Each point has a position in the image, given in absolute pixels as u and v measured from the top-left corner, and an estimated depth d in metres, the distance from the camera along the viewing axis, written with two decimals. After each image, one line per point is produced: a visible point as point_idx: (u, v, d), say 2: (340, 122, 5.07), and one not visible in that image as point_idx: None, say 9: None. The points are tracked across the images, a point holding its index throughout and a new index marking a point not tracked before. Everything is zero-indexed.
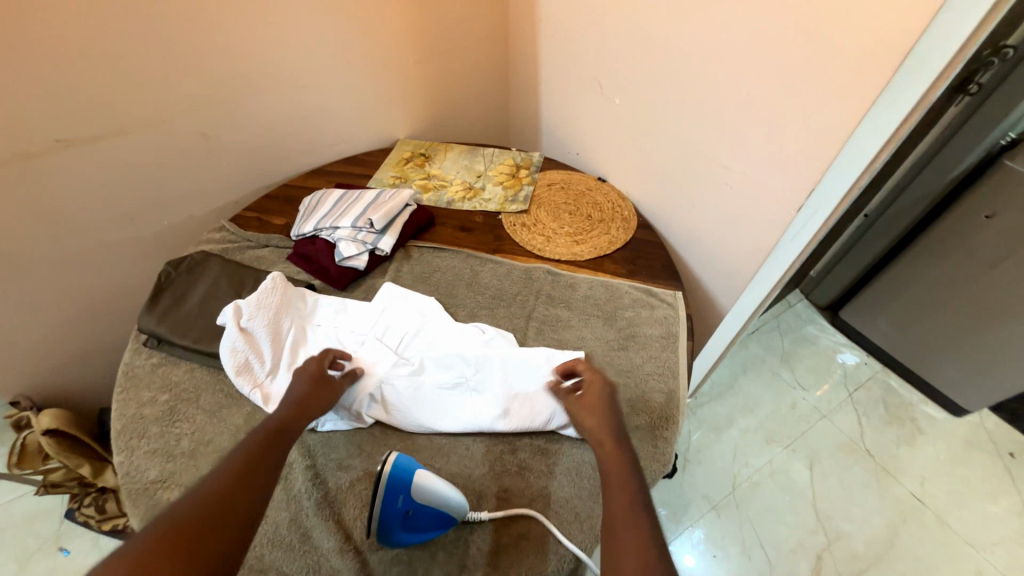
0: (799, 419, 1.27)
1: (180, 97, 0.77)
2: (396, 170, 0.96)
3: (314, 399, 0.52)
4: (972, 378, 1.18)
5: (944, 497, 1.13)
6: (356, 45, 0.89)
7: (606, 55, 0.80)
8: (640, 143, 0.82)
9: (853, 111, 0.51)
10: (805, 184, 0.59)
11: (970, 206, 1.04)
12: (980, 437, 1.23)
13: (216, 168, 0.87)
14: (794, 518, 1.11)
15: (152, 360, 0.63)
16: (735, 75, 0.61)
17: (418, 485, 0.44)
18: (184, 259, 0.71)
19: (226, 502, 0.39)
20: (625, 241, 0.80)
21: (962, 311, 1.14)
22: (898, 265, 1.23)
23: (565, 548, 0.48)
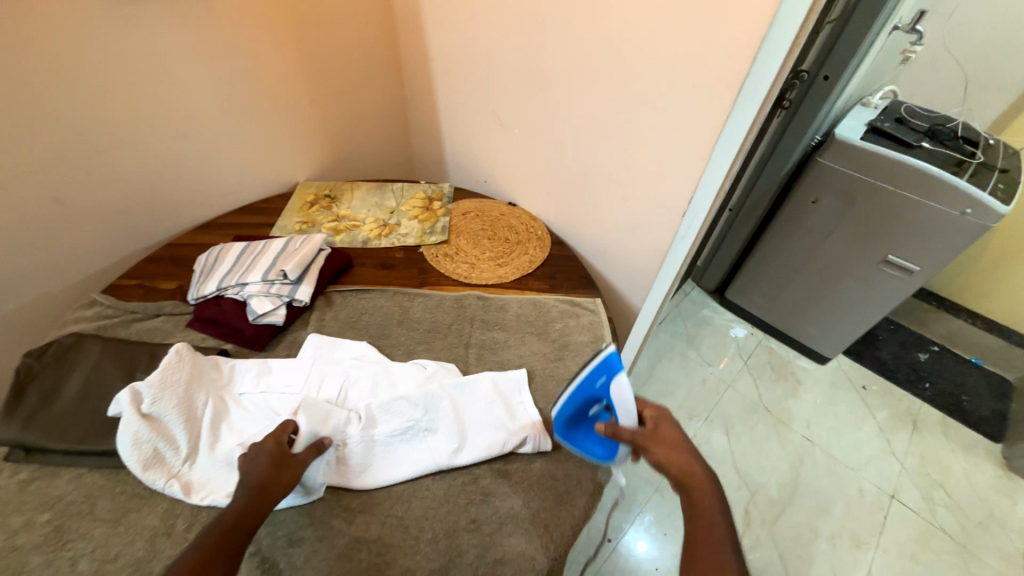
0: (710, 392, 1.44)
1: (21, 159, 0.66)
2: (301, 215, 0.91)
3: (275, 474, 0.46)
4: (827, 332, 1.45)
5: (826, 433, 1.36)
6: (238, 89, 0.84)
7: (499, 91, 0.86)
8: (542, 167, 0.88)
9: (709, 131, 0.62)
10: (684, 193, 0.70)
11: (801, 194, 1.30)
12: (841, 377, 1.51)
13: (76, 234, 0.75)
14: (722, 481, 1.24)
15: (20, 476, 0.52)
16: (614, 106, 0.70)
17: (615, 384, 0.49)
18: (49, 345, 0.60)
19: None
20: (544, 258, 0.86)
21: (810, 279, 1.40)
22: (760, 249, 1.47)
23: (541, 562, 0.49)
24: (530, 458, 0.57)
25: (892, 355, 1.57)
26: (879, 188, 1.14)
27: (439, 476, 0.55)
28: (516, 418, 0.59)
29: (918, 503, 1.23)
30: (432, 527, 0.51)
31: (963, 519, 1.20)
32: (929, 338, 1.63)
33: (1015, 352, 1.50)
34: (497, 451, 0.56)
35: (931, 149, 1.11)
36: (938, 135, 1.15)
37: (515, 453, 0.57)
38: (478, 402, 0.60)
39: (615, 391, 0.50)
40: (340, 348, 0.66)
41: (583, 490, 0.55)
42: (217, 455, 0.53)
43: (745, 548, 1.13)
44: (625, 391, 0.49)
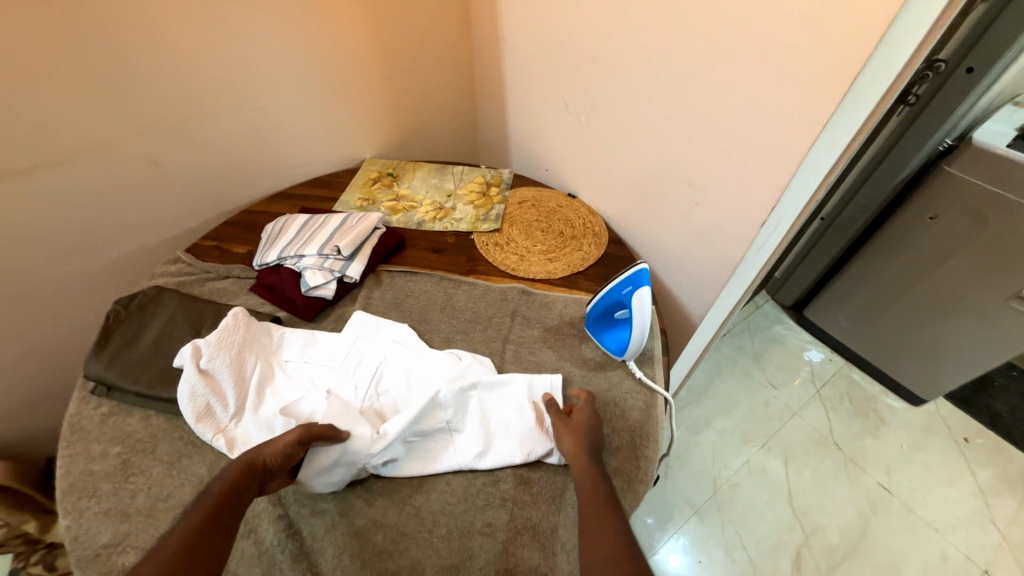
0: (772, 417, 1.31)
1: (127, 123, 0.73)
2: (363, 191, 0.93)
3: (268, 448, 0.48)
4: (927, 370, 1.25)
5: (909, 484, 1.18)
6: (316, 64, 0.86)
7: (569, 74, 0.81)
8: (609, 159, 0.82)
9: (808, 129, 0.53)
10: (767, 200, 0.61)
11: (916, 207, 1.11)
12: (937, 424, 1.30)
13: (169, 195, 0.83)
14: (771, 516, 1.14)
15: (102, 409, 0.59)
16: (696, 96, 0.63)
17: (639, 296, 0.56)
18: (136, 295, 0.67)
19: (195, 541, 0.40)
20: (598, 256, 0.81)
21: (913, 307, 1.21)
22: (853, 266, 1.29)
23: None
24: (555, 469, 0.55)
25: (1010, 407, 1.32)
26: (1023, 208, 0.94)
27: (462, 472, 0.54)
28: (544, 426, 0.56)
29: None
30: (446, 523, 0.50)
31: None
32: None
33: None
34: (519, 458, 0.54)
35: None
36: None
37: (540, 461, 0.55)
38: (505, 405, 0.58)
39: (637, 301, 0.57)
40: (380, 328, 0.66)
41: None
42: (259, 419, 0.56)
43: None
44: (645, 304, 0.56)
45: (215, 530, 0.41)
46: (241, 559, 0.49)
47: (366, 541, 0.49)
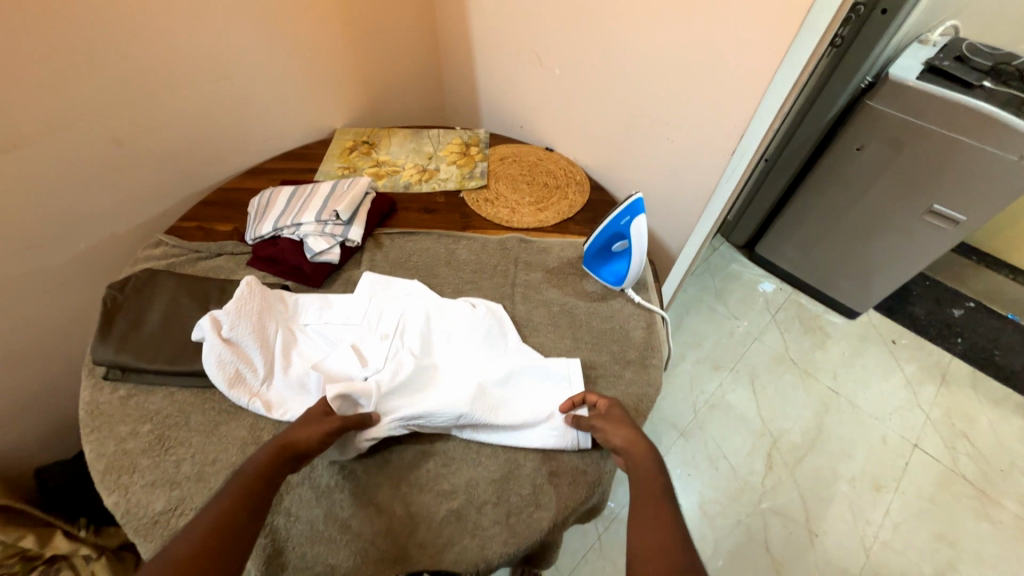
0: (737, 344, 1.46)
1: (85, 98, 0.68)
2: (342, 161, 0.92)
3: (298, 432, 0.48)
4: (862, 287, 1.43)
5: (852, 384, 1.37)
6: (278, 28, 0.83)
7: (539, 27, 0.83)
8: (584, 108, 0.87)
9: (770, 61, 0.60)
10: (736, 129, 0.68)
11: (845, 140, 1.24)
12: (871, 331, 1.50)
13: (137, 177, 0.79)
14: (745, 427, 1.29)
15: (120, 392, 0.58)
16: (667, 39, 0.68)
17: (637, 224, 0.62)
18: (129, 279, 0.65)
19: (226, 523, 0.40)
20: (584, 202, 0.86)
21: (846, 232, 1.37)
22: (796, 201, 1.43)
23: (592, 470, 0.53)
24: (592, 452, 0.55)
25: (926, 310, 1.55)
26: (932, 132, 1.08)
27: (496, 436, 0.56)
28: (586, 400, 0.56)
29: (941, 452, 1.25)
30: (491, 444, 0.55)
31: (985, 467, 1.23)
32: (967, 293, 1.58)
33: None
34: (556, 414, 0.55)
35: (993, 89, 1.04)
36: (1001, 74, 1.07)
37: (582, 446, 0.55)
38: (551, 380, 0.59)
39: (634, 229, 0.63)
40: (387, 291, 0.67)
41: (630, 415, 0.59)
42: (290, 388, 0.57)
43: (765, 488, 1.18)
44: (643, 230, 0.62)
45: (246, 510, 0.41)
46: (301, 502, 0.50)
47: (419, 468, 0.53)
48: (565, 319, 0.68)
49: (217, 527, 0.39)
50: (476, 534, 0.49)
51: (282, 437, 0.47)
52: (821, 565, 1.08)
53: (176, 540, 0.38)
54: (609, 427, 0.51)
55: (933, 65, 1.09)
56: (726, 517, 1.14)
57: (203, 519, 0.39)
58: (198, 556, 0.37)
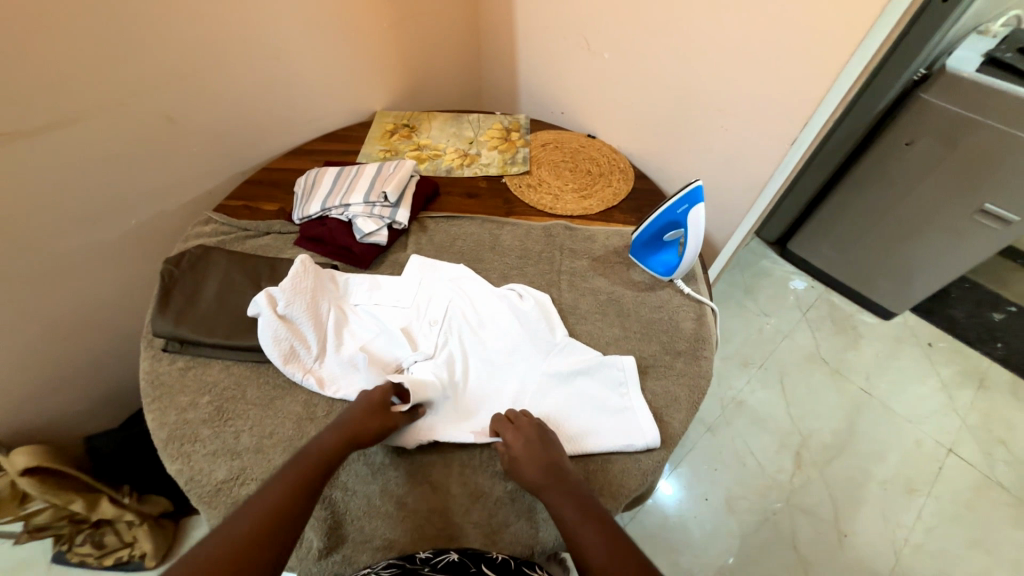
0: (766, 341, 1.44)
1: (139, 74, 0.68)
2: (383, 143, 0.92)
3: (360, 420, 0.49)
4: (901, 288, 1.39)
5: (885, 386, 1.34)
6: (324, 6, 0.82)
7: (589, 8, 0.81)
8: (631, 95, 0.85)
9: (842, 45, 0.57)
10: (797, 118, 0.66)
11: (894, 135, 1.20)
12: (907, 333, 1.46)
13: (186, 155, 0.79)
14: (774, 426, 1.27)
15: (178, 364, 0.59)
16: (727, 23, 0.66)
17: (697, 213, 0.61)
18: (183, 254, 0.65)
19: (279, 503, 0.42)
20: (628, 191, 0.85)
21: (888, 230, 1.32)
22: (835, 198, 1.39)
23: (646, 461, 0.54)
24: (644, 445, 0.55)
25: (965, 313, 1.50)
26: (989, 128, 1.04)
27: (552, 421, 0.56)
28: (650, 417, 0.56)
29: (976, 457, 1.22)
30: None
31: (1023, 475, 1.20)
32: (1009, 297, 1.53)
33: None
34: (610, 417, 0.56)
35: None
36: None
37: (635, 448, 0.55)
38: (610, 384, 0.58)
39: (692, 218, 0.61)
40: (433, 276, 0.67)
41: (682, 405, 0.58)
42: (345, 374, 0.57)
43: (793, 487, 1.17)
44: (701, 220, 0.61)
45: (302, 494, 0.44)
46: (358, 477, 0.51)
47: (473, 450, 0.53)
48: (613, 307, 0.67)
49: (273, 513, 0.42)
50: (531, 518, 0.49)
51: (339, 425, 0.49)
52: (849, 566, 1.07)
53: (234, 517, 0.41)
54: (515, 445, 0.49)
55: (995, 56, 1.03)
56: (752, 514, 1.14)
57: (260, 503, 0.42)
58: (254, 540, 0.40)
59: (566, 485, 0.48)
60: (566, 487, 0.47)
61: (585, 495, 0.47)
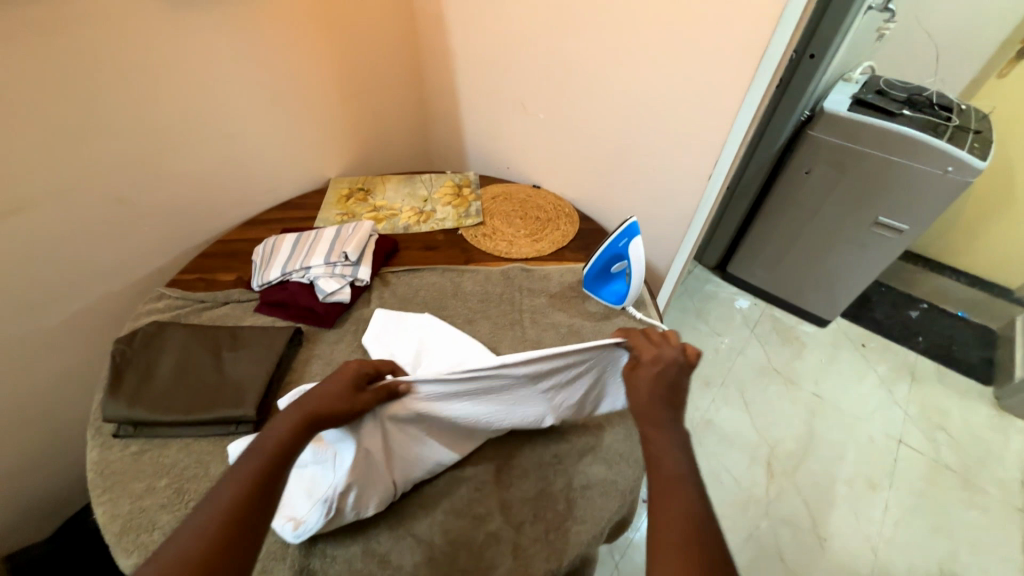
0: (722, 360, 1.51)
1: (92, 159, 0.69)
2: (340, 207, 0.95)
3: (325, 404, 0.45)
4: (829, 296, 1.53)
5: (834, 389, 1.45)
6: (278, 89, 0.88)
7: (523, 77, 0.92)
8: (567, 148, 0.95)
9: (732, 99, 0.69)
10: (708, 157, 0.77)
11: (793, 165, 1.38)
12: (842, 338, 1.60)
13: (136, 235, 0.79)
14: (742, 439, 1.32)
15: (131, 449, 0.56)
16: (641, 85, 0.77)
17: (637, 245, 0.68)
18: (136, 333, 0.64)
19: (236, 511, 0.36)
20: (575, 232, 0.92)
21: (807, 246, 1.48)
22: (758, 224, 1.55)
23: (622, 480, 0.55)
24: (617, 463, 0.57)
25: (886, 314, 1.67)
26: (867, 155, 1.23)
27: (527, 453, 0.57)
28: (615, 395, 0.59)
29: (923, 445, 1.32)
30: (521, 464, 0.56)
31: (964, 455, 1.30)
32: (918, 296, 1.73)
33: (997, 303, 1.61)
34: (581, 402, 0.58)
35: (913, 115, 1.20)
36: (916, 104, 1.24)
37: (613, 470, 0.56)
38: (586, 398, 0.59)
39: (632, 249, 0.69)
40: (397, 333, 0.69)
41: None
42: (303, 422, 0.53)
43: (769, 499, 1.21)
44: (640, 250, 0.68)
45: (265, 495, 0.38)
46: (334, 542, 0.49)
47: (451, 494, 0.53)
48: (574, 339, 0.71)
49: (237, 501, 0.37)
50: (518, 555, 0.49)
51: (304, 408, 0.44)
52: (834, 570, 1.09)
53: (175, 539, 0.34)
54: (647, 365, 0.50)
55: (860, 98, 1.26)
56: (736, 532, 1.15)
57: (224, 495, 0.37)
58: (232, 524, 0.36)
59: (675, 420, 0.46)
60: (675, 434, 0.45)
61: (693, 456, 0.43)
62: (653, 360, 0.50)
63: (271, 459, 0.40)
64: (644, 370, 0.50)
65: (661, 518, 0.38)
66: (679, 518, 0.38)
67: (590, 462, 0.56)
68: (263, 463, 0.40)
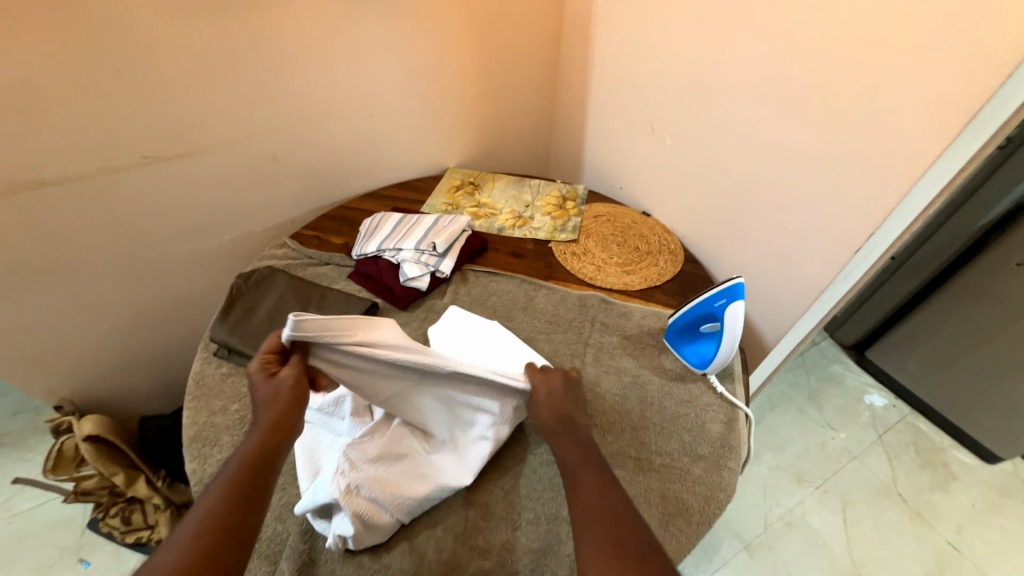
0: (830, 459, 1.25)
1: (261, 121, 0.82)
2: (447, 197, 0.99)
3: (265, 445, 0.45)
4: (1010, 430, 1.15)
5: (982, 547, 1.11)
6: (420, 78, 0.94)
7: (661, 95, 0.84)
8: (690, 180, 0.85)
9: (917, 162, 0.54)
10: (865, 225, 0.62)
11: (998, 254, 1.02)
12: (1014, 485, 1.21)
13: (280, 188, 0.92)
14: (826, 562, 1.08)
15: (222, 369, 0.66)
16: (796, 123, 0.65)
17: (734, 310, 0.59)
18: (253, 272, 0.74)
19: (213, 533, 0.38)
20: (674, 273, 0.83)
21: (991, 361, 1.11)
22: (920, 312, 1.21)
23: None
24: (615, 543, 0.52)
25: None
26: None
27: (546, 500, 0.55)
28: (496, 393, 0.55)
29: None
30: (535, 509, 0.54)
31: None
32: None
33: None
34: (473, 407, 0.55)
35: None
36: None
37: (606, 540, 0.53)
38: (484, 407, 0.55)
39: (729, 313, 0.60)
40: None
41: (693, 518, 0.54)
42: (333, 423, 0.57)
43: None
44: (738, 316, 0.59)
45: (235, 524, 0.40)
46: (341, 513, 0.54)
47: (459, 514, 0.54)
48: (635, 393, 0.64)
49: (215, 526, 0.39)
50: None
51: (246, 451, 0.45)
52: None
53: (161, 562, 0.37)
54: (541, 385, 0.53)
55: None
56: None
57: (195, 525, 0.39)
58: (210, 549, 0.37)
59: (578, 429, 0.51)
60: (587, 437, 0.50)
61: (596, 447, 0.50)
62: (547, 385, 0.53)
63: (250, 468, 0.43)
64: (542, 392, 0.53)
65: (584, 510, 0.44)
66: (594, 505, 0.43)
67: None
68: (258, 455, 0.44)
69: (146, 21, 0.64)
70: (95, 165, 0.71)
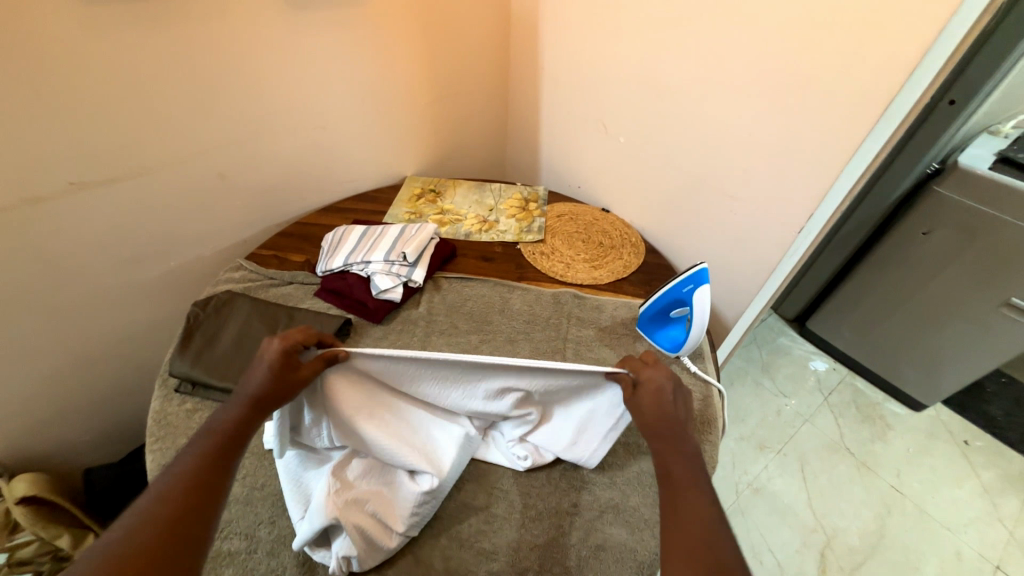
0: (786, 424, 1.35)
1: (203, 138, 0.77)
2: (410, 206, 0.98)
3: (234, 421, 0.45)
4: (930, 380, 1.30)
5: (918, 486, 1.24)
6: (369, 86, 0.92)
7: (611, 96, 0.88)
8: (644, 175, 0.90)
9: (842, 149, 0.61)
10: (803, 207, 0.69)
11: (909, 224, 1.15)
12: (938, 428, 1.37)
13: (229, 208, 0.87)
14: (793, 520, 1.17)
15: (186, 405, 0.62)
16: (737, 118, 0.70)
17: (701, 294, 0.63)
18: (211, 298, 0.70)
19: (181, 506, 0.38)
20: (638, 264, 0.87)
21: (910, 320, 1.25)
22: (849, 283, 1.34)
23: (630, 544, 0.53)
24: (617, 526, 0.55)
25: (1003, 411, 1.40)
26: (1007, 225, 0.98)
27: (543, 493, 0.57)
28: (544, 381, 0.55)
29: None
30: (536, 505, 0.56)
31: None
32: None
33: None
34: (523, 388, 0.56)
35: None
36: None
37: (601, 522, 0.55)
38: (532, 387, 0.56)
39: (698, 296, 0.63)
40: (436, 350, 0.71)
41: None
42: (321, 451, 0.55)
43: None
44: (706, 298, 0.63)
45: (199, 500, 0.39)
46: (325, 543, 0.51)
47: (461, 523, 0.54)
48: None
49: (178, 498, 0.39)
50: None
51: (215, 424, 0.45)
52: None
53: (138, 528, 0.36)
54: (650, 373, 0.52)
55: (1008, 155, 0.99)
56: None
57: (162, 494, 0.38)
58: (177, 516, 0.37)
59: (679, 441, 0.48)
60: (677, 446, 0.47)
61: (699, 463, 0.46)
62: (652, 392, 0.51)
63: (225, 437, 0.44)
64: (647, 397, 0.51)
65: (676, 528, 0.41)
66: (687, 519, 0.41)
67: (608, 519, 0.55)
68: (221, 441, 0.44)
69: (65, 35, 0.59)
70: (14, 196, 0.63)
